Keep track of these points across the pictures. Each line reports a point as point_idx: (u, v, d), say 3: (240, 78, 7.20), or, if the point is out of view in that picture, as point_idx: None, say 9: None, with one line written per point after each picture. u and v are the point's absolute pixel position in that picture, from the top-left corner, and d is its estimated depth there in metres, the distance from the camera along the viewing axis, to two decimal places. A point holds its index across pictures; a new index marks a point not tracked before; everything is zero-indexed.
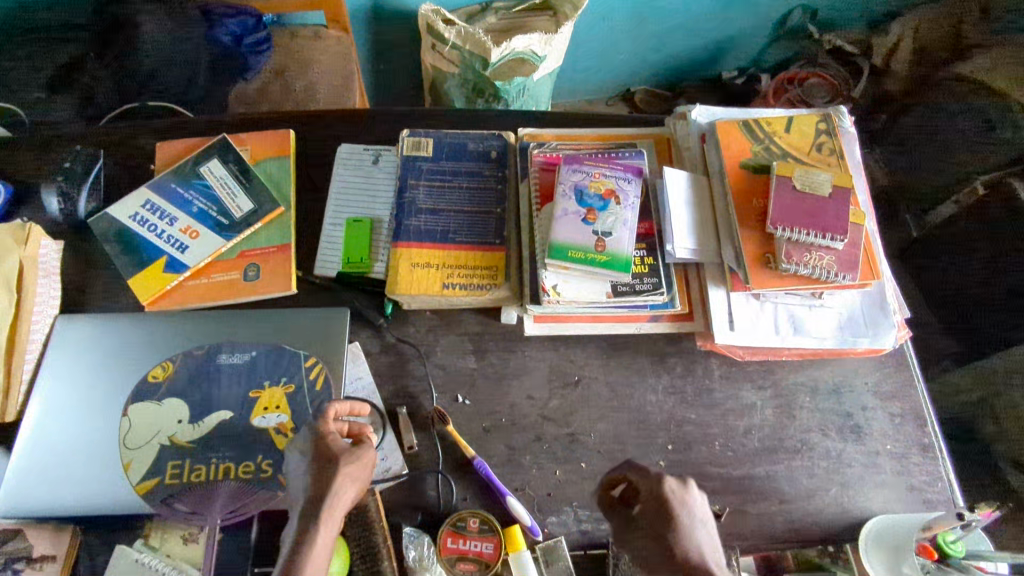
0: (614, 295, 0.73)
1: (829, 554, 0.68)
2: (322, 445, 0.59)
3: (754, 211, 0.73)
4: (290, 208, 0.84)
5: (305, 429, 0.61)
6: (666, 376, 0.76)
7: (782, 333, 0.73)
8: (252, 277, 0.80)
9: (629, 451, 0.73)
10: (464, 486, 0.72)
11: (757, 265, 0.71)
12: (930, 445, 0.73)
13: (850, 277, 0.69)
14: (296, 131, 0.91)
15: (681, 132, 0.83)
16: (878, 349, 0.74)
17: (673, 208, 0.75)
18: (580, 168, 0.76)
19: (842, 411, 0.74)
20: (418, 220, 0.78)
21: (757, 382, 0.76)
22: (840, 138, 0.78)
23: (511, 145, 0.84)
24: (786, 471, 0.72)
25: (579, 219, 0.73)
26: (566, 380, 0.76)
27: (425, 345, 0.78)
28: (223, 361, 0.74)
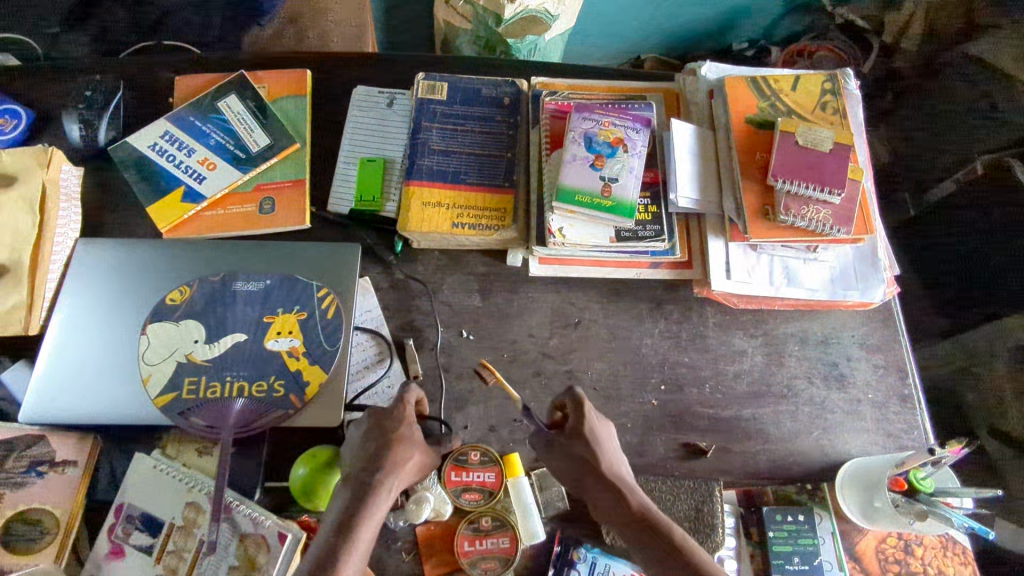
0: (617, 240, 0.76)
1: (806, 491, 0.73)
2: (392, 420, 0.64)
3: (757, 165, 0.76)
4: (305, 146, 0.87)
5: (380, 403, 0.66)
6: (663, 322, 0.80)
7: (777, 284, 0.76)
8: (267, 210, 0.83)
9: (624, 389, 0.77)
10: (466, 414, 0.75)
11: (756, 216, 0.74)
12: (909, 396, 0.77)
13: (844, 231, 0.72)
14: (312, 72, 0.93)
15: (689, 87, 0.85)
16: (867, 303, 0.77)
17: (678, 159, 0.77)
18: (590, 116, 0.78)
19: (828, 361, 0.78)
20: (431, 160, 0.80)
21: (749, 331, 0.79)
22: (844, 99, 0.80)
23: (524, 93, 0.86)
24: (771, 414, 0.76)
25: (588, 164, 0.75)
26: (567, 321, 0.79)
27: (432, 282, 0.81)
28: (238, 288, 0.77)
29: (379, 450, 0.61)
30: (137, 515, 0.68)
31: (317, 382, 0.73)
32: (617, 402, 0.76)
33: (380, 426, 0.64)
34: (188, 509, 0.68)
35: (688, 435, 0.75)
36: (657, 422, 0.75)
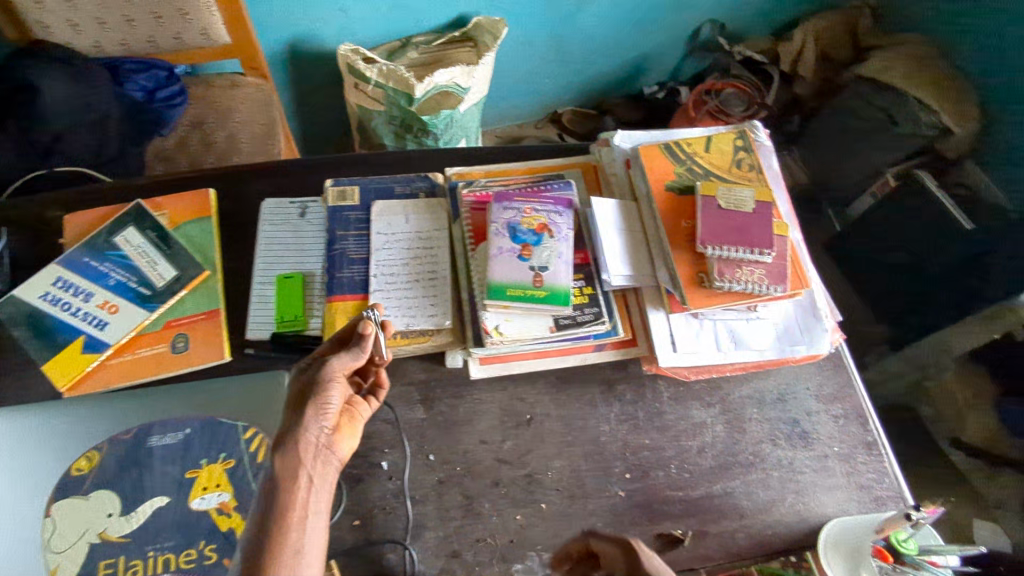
0: (556, 328, 0.72)
1: (791, 564, 0.69)
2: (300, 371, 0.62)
3: (684, 232, 0.74)
4: (215, 271, 0.82)
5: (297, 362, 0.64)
6: (617, 405, 0.76)
7: (723, 349, 0.74)
8: (181, 348, 0.77)
9: (587, 485, 0.72)
10: (423, 543, 0.69)
11: (691, 284, 0.72)
12: (873, 442, 0.75)
13: (781, 289, 0.71)
14: (217, 189, 0.88)
15: (605, 158, 0.84)
16: (816, 355, 0.75)
17: (605, 236, 0.75)
18: (510, 205, 0.76)
19: (789, 418, 0.76)
20: (351, 271, 0.76)
21: (705, 400, 0.76)
22: (757, 153, 0.80)
23: (439, 185, 0.83)
24: (743, 486, 0.72)
25: (515, 256, 0.73)
26: (518, 420, 0.75)
27: None
28: (154, 444, 0.70)
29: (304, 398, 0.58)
30: None
31: None
32: (583, 500, 0.71)
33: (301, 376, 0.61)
34: None
35: (662, 525, 0.70)
36: (628, 515, 0.71)
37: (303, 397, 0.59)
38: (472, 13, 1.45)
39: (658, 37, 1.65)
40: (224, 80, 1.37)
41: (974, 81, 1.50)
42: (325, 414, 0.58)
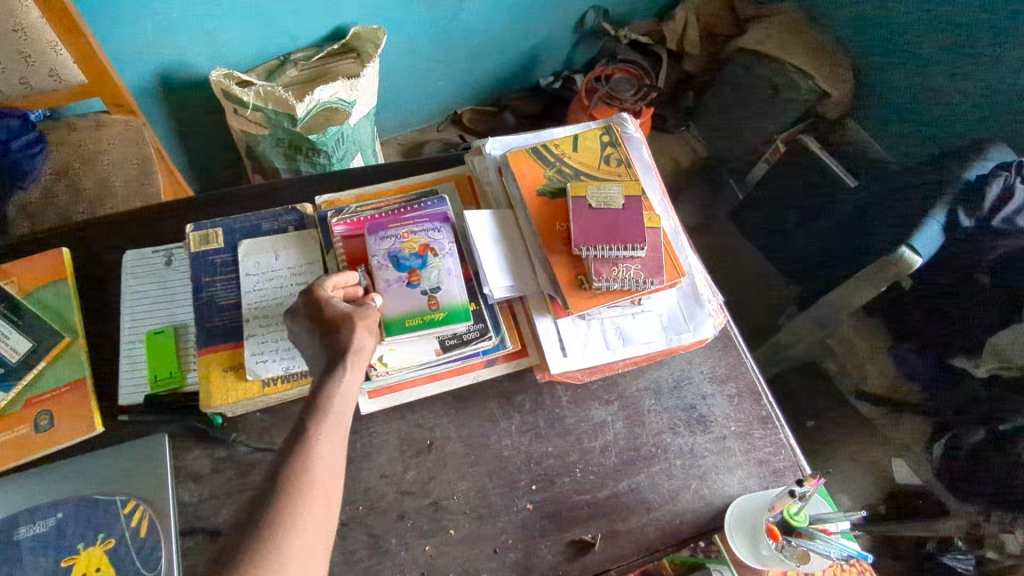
0: (443, 351, 0.70)
1: (701, 550, 0.70)
2: (320, 310, 0.63)
3: (559, 236, 0.74)
4: (77, 336, 0.76)
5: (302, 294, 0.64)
6: (517, 416, 0.75)
7: (613, 347, 0.74)
8: (45, 427, 0.71)
9: (495, 504, 0.71)
10: None
11: (571, 287, 0.71)
12: (767, 416, 0.77)
13: (657, 282, 0.71)
14: (72, 248, 0.82)
15: (478, 168, 0.83)
16: (702, 339, 0.76)
17: (482, 250, 0.74)
18: (387, 235, 0.73)
19: (685, 405, 0.76)
20: (222, 319, 0.72)
21: (603, 398, 0.76)
22: (625, 147, 0.80)
23: (309, 217, 0.80)
24: (647, 479, 0.73)
25: (405, 284, 0.70)
26: (418, 447, 0.73)
27: (260, 450, 0.72)
28: (22, 535, 0.65)
29: (331, 345, 0.61)
30: None
31: None
32: (491, 519, 0.70)
33: (318, 314, 0.63)
34: None
35: (572, 531, 0.70)
36: (538, 526, 0.70)
37: (330, 339, 0.61)
38: (349, 23, 1.41)
39: (545, 29, 1.65)
40: (87, 120, 1.27)
41: (845, 44, 1.57)
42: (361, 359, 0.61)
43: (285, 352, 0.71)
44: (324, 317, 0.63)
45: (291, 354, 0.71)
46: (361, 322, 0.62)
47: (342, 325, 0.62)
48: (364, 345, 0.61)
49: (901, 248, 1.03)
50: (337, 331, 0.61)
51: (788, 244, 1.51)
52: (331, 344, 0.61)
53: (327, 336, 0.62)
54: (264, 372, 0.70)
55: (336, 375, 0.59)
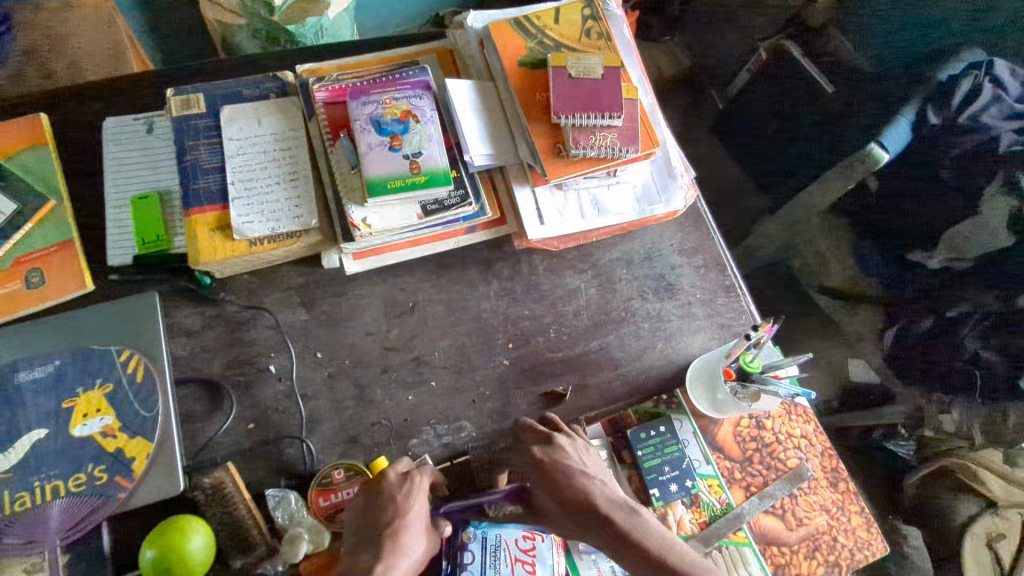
0: (425, 215, 0.73)
1: (663, 401, 0.76)
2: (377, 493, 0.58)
3: (539, 105, 0.75)
4: (62, 200, 0.76)
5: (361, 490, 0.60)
6: (495, 282, 0.79)
7: (588, 216, 0.77)
8: (37, 284, 0.73)
9: (474, 360, 0.76)
10: (320, 435, 0.72)
11: (550, 155, 0.74)
12: (731, 285, 0.82)
13: (633, 150, 0.73)
14: (50, 116, 0.81)
15: (460, 41, 0.83)
16: (673, 211, 0.79)
17: (463, 118, 0.75)
18: (369, 99, 0.74)
19: (655, 274, 0.81)
20: (207, 182, 0.73)
21: (578, 267, 0.80)
22: (606, 22, 0.81)
23: (290, 85, 0.80)
24: (616, 340, 0.78)
25: (386, 148, 0.72)
26: (401, 308, 0.77)
27: (248, 308, 0.75)
28: (22, 380, 0.68)
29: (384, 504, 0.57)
30: None
31: (144, 455, 0.66)
32: (470, 373, 0.75)
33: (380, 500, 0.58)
34: None
35: (546, 384, 0.76)
36: (513, 380, 0.76)
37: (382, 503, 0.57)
38: None
39: None
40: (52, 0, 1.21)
41: None
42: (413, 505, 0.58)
43: (269, 216, 0.73)
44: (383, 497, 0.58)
45: (276, 217, 0.73)
46: (417, 495, 0.59)
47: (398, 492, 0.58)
48: (418, 505, 0.58)
49: (872, 144, 1.04)
50: (389, 495, 0.58)
51: (764, 152, 1.55)
52: (383, 505, 0.57)
53: (381, 501, 0.57)
54: (251, 233, 0.72)
55: (394, 533, 0.54)
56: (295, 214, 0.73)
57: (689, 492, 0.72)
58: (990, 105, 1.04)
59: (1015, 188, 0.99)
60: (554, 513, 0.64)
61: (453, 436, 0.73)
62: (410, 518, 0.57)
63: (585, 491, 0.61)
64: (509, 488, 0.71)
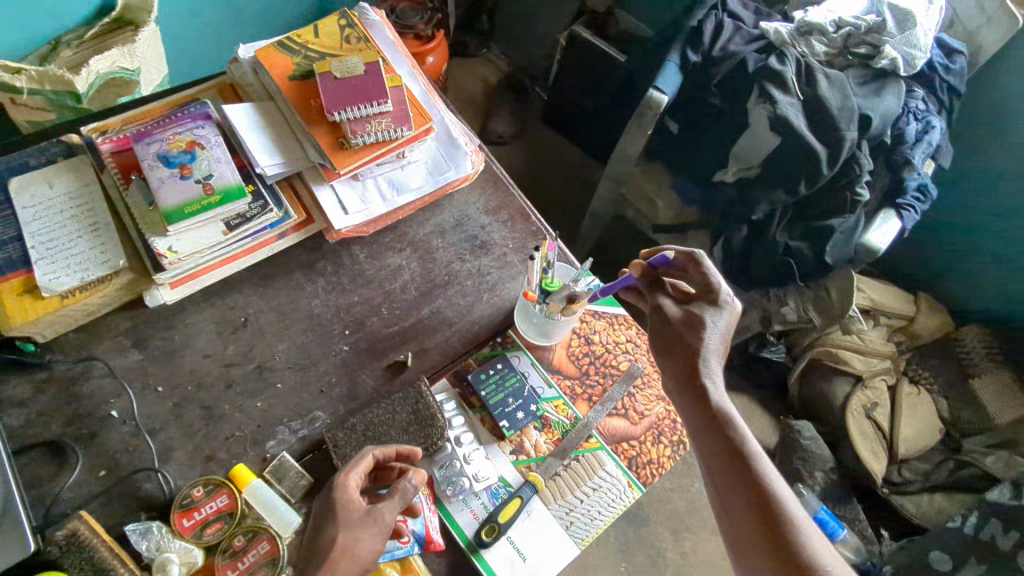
0: (231, 230, 0.77)
1: (499, 343, 0.82)
2: (346, 503, 0.62)
3: (315, 110, 0.82)
4: None
5: (343, 483, 0.63)
6: (321, 279, 0.84)
7: (388, 197, 0.84)
8: None
9: (315, 353, 0.80)
10: (175, 462, 0.73)
11: (334, 150, 0.80)
12: (538, 230, 0.90)
13: (407, 129, 0.81)
14: None
15: (238, 74, 0.89)
16: (466, 176, 0.88)
17: (247, 136, 0.80)
18: (152, 139, 0.78)
19: (467, 236, 0.88)
20: (6, 251, 0.75)
21: (395, 247, 0.87)
22: (364, 28, 0.89)
23: (76, 145, 0.83)
24: (446, 302, 0.84)
25: (176, 178, 0.76)
26: (235, 325, 0.80)
27: (79, 362, 0.76)
28: None
29: (343, 524, 0.61)
30: None
31: None
32: (314, 367, 0.79)
33: (349, 508, 0.62)
34: None
35: (388, 357, 0.80)
36: (356, 361, 0.80)
37: (344, 522, 0.61)
38: None
39: None
40: None
41: None
42: (373, 532, 0.61)
43: (77, 268, 0.75)
44: (353, 509, 0.62)
45: (85, 268, 0.75)
46: (382, 523, 0.61)
47: (363, 515, 0.61)
48: (375, 534, 0.61)
49: (650, 91, 1.15)
50: (353, 515, 0.61)
51: (587, 127, 1.68)
52: (345, 519, 0.61)
53: (345, 516, 0.61)
54: (60, 287, 0.73)
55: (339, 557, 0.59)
56: (103, 259, 0.76)
57: (536, 415, 0.78)
58: (733, 35, 1.20)
59: (768, 96, 1.10)
60: (684, 393, 0.70)
61: (307, 427, 0.76)
62: (351, 527, 0.60)
63: (720, 396, 0.69)
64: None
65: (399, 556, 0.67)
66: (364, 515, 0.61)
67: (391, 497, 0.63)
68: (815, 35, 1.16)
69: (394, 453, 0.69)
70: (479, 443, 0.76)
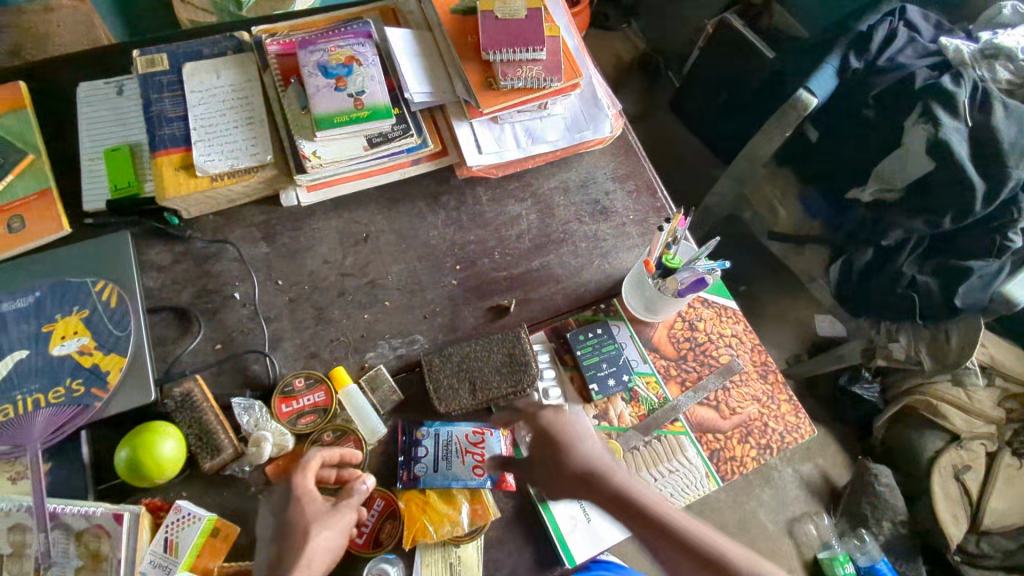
0: (371, 147, 0.80)
1: (602, 310, 0.82)
2: (301, 502, 0.61)
3: (470, 46, 0.82)
4: (40, 154, 0.83)
5: (292, 485, 0.62)
6: (442, 213, 0.86)
7: (522, 145, 0.85)
8: (18, 228, 0.79)
9: (425, 281, 0.82)
10: (283, 351, 0.77)
11: (482, 88, 0.80)
12: (662, 207, 0.89)
13: (557, 80, 0.81)
14: (27, 84, 0.89)
15: (402, 0, 0.92)
16: (602, 139, 0.87)
17: (402, 61, 0.83)
18: (316, 48, 0.82)
19: (590, 199, 0.88)
20: (171, 128, 0.80)
21: (517, 196, 0.87)
22: None
23: (246, 42, 0.88)
24: (556, 259, 0.84)
25: (332, 89, 0.79)
26: (356, 239, 0.83)
27: (215, 242, 0.82)
28: (6, 309, 0.73)
29: (303, 520, 0.60)
30: (188, 516, 0.67)
31: (118, 368, 0.71)
32: (421, 293, 0.81)
33: (304, 504, 0.61)
34: (13, 532, 0.62)
35: (492, 299, 0.82)
36: (462, 296, 0.82)
37: (305, 519, 0.60)
38: None
39: None
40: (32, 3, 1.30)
41: None
42: (340, 520, 0.61)
43: (229, 157, 0.80)
44: (308, 507, 0.61)
45: (236, 157, 0.80)
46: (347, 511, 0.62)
47: (324, 512, 0.61)
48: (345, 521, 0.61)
49: (800, 90, 1.07)
50: (314, 509, 0.61)
51: (717, 119, 1.63)
52: (303, 517, 0.60)
53: (302, 511, 0.61)
54: (213, 169, 0.78)
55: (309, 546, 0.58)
56: (251, 152, 0.80)
57: (627, 386, 0.77)
58: (905, 47, 1.10)
59: (932, 116, 1.01)
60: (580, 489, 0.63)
61: (406, 348, 0.79)
62: (311, 524, 0.59)
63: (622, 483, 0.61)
64: (458, 388, 0.74)
65: (473, 486, 0.70)
66: (327, 511, 0.61)
67: (353, 492, 0.64)
68: (1000, 60, 1.05)
69: (337, 456, 0.67)
70: (565, 401, 0.76)
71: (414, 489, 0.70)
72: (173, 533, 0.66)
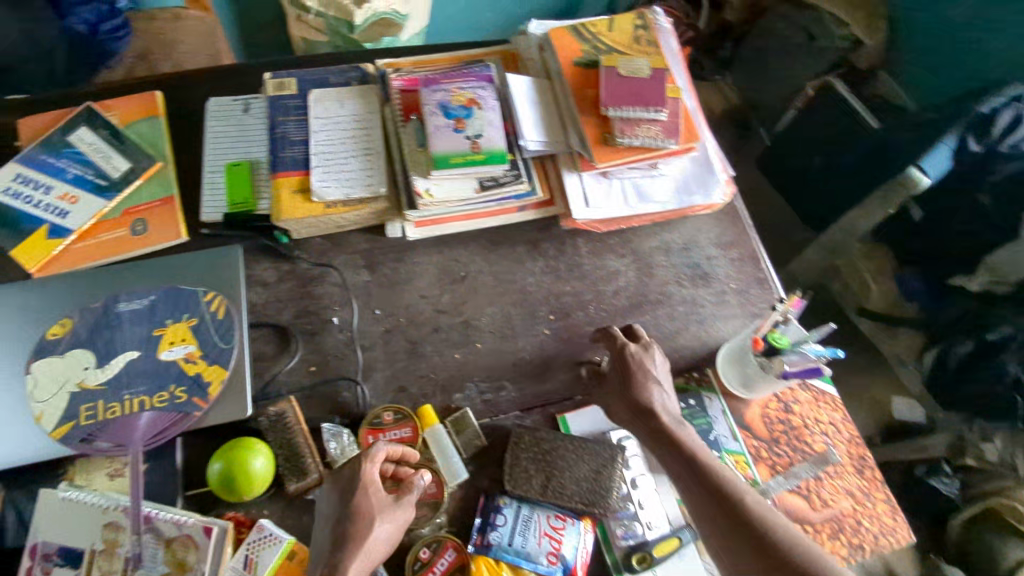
0: (482, 190, 0.81)
1: (694, 378, 0.80)
2: (365, 494, 0.65)
3: (589, 99, 0.82)
4: (168, 162, 0.87)
5: (358, 472, 0.66)
6: (541, 260, 0.86)
7: (630, 203, 0.84)
8: (141, 231, 0.82)
9: (517, 327, 0.82)
10: (373, 381, 0.78)
11: (598, 143, 0.80)
12: (764, 278, 0.87)
13: (674, 142, 0.80)
14: (163, 93, 0.93)
15: (523, 46, 0.93)
16: (710, 203, 0.86)
17: (521, 108, 0.84)
18: (439, 87, 0.83)
19: (691, 262, 0.87)
20: (292, 151, 0.83)
21: (618, 252, 0.87)
22: (655, 32, 0.89)
23: (370, 74, 0.91)
24: (651, 320, 0.83)
25: (451, 129, 0.80)
26: (454, 277, 0.84)
27: (319, 265, 0.84)
28: (122, 309, 0.76)
29: (364, 510, 0.64)
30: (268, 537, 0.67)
31: (219, 380, 0.73)
32: (513, 339, 0.81)
33: (366, 494, 0.65)
34: (107, 530, 0.65)
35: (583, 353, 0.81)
36: (552, 347, 0.81)
37: (366, 513, 0.64)
38: None
39: None
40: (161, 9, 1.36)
41: None
42: (398, 517, 0.65)
43: (345, 185, 0.82)
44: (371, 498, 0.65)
45: (351, 186, 0.82)
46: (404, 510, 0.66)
47: (384, 506, 0.65)
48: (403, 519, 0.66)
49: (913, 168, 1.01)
50: (378, 502, 0.65)
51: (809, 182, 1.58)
52: (366, 508, 0.64)
53: (362, 502, 0.64)
54: (329, 196, 0.81)
55: (365, 540, 0.63)
56: (366, 182, 0.82)
57: None
58: None
59: None
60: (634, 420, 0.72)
61: (493, 393, 0.78)
62: (369, 518, 0.64)
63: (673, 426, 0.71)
64: (532, 475, 0.72)
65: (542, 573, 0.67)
66: (387, 506, 0.65)
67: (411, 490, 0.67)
68: None
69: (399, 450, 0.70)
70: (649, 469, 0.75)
71: (486, 557, 0.68)
72: (253, 552, 0.66)
